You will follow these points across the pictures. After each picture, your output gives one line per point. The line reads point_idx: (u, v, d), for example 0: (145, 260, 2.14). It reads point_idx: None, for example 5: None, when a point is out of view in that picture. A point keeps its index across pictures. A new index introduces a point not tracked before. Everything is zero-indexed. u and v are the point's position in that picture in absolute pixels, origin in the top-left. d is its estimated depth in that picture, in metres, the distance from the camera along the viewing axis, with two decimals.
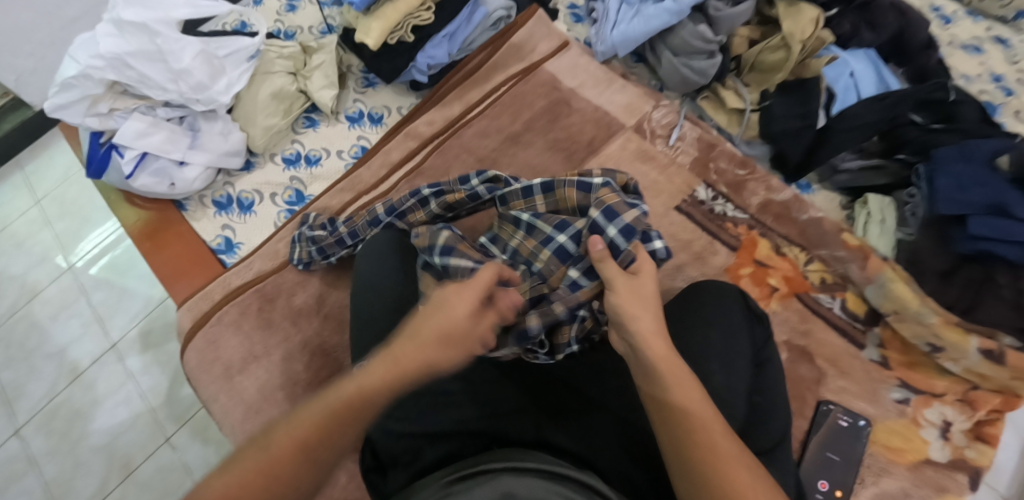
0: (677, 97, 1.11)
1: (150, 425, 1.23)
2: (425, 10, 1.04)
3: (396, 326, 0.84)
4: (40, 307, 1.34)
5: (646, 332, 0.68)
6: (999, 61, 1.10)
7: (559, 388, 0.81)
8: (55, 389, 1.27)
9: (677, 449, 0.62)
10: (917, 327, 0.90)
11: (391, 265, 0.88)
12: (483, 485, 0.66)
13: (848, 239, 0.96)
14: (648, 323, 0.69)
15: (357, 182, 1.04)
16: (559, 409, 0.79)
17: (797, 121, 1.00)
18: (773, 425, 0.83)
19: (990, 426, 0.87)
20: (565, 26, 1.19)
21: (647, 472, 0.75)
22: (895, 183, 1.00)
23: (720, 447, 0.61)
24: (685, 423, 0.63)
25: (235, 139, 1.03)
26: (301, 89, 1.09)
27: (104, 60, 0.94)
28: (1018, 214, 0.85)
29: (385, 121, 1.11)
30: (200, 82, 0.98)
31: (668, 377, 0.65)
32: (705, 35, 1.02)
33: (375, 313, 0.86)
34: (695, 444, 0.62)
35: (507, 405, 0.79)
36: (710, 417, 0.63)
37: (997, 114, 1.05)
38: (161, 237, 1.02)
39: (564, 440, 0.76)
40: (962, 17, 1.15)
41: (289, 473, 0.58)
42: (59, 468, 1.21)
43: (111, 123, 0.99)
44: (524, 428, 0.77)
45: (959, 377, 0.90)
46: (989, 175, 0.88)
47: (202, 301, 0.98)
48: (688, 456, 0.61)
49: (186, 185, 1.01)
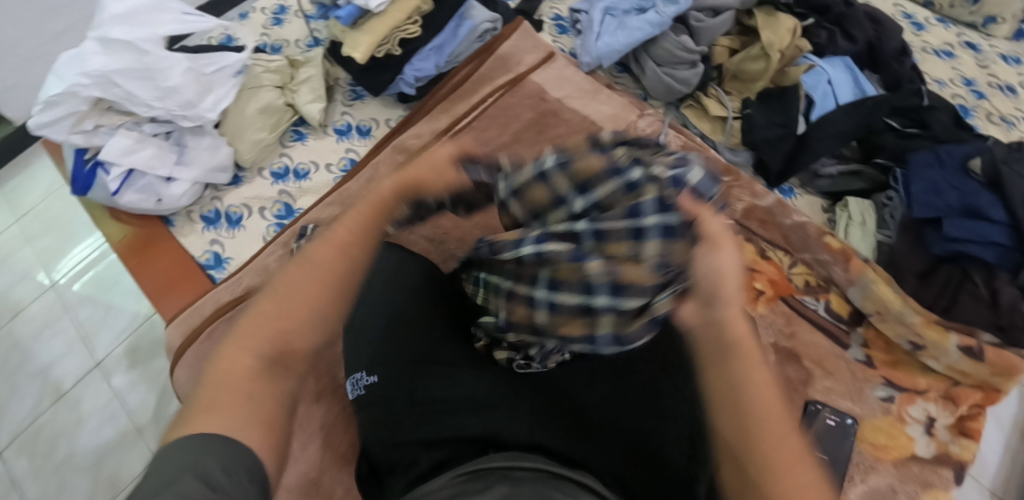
0: (660, 106, 1.13)
1: (137, 444, 1.22)
2: (412, 23, 1.05)
3: (389, 335, 0.86)
4: (22, 326, 1.31)
5: (733, 312, 0.64)
6: (970, 66, 1.13)
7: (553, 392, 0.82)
8: (38, 409, 1.25)
9: (730, 415, 0.61)
10: (898, 327, 0.92)
11: (386, 276, 0.91)
12: (490, 480, 0.67)
13: (831, 242, 0.98)
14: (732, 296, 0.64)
15: (347, 195, 1.04)
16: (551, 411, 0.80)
17: (778, 128, 1.03)
18: None
19: (973, 421, 0.90)
20: (550, 37, 1.21)
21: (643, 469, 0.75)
22: (873, 187, 1.03)
23: (768, 428, 0.59)
24: (741, 397, 0.61)
25: (224, 153, 1.03)
26: (289, 103, 1.09)
27: (91, 78, 0.93)
28: (992, 216, 0.89)
29: (373, 134, 1.12)
30: (188, 99, 0.98)
31: (733, 333, 0.64)
32: (688, 45, 1.05)
33: (371, 323, 0.88)
34: (745, 399, 0.61)
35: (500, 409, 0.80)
36: (772, 408, 0.60)
37: (969, 117, 1.08)
38: (147, 253, 1.01)
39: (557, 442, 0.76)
40: (934, 24, 1.19)
41: (272, 362, 0.61)
42: (42, 491, 1.19)
43: (96, 140, 0.98)
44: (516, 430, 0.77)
45: (941, 374, 0.92)
46: (963, 178, 0.92)
47: (193, 316, 0.97)
48: (740, 408, 0.61)
49: (173, 200, 1.01)
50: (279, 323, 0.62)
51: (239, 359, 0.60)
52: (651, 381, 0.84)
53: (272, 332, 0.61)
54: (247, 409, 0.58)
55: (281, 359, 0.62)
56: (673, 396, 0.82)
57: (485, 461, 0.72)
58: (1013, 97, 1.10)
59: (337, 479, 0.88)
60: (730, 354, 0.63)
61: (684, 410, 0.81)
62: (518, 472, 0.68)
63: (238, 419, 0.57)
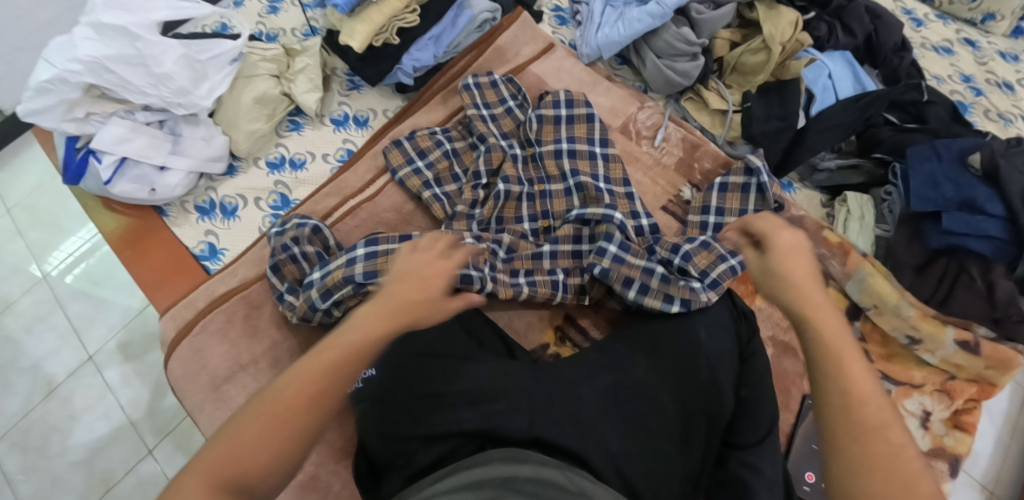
0: (660, 98, 1.13)
1: (131, 439, 1.21)
2: (411, 12, 1.03)
3: None
4: (13, 319, 1.29)
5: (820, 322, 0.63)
6: (968, 62, 1.14)
7: (553, 384, 0.81)
8: (30, 404, 1.23)
9: (836, 399, 0.58)
10: (895, 320, 0.93)
11: None
12: (493, 488, 0.65)
13: (829, 235, 0.97)
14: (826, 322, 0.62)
15: (344, 186, 1.03)
16: (549, 403, 0.78)
17: (777, 122, 1.03)
18: (759, 420, 0.84)
19: (967, 414, 0.91)
20: (550, 28, 1.20)
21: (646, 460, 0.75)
22: (871, 181, 1.04)
23: (867, 416, 0.56)
24: (853, 393, 0.57)
25: (219, 144, 1.01)
26: (284, 93, 1.07)
27: (82, 65, 0.92)
28: (990, 210, 0.89)
29: (371, 124, 1.11)
30: (182, 86, 0.96)
31: (820, 329, 0.62)
32: (688, 37, 1.04)
33: None
34: (850, 416, 0.56)
35: (499, 402, 0.78)
36: (867, 389, 0.58)
37: (968, 112, 1.09)
38: (143, 243, 0.99)
39: (558, 436, 0.75)
40: (933, 20, 1.19)
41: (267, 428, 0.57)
42: (35, 485, 1.17)
43: (88, 128, 0.96)
44: (515, 422, 0.76)
45: (936, 368, 0.93)
46: (960, 172, 0.92)
47: (186, 309, 0.95)
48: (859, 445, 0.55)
49: (167, 191, 0.99)
50: (262, 433, 0.57)
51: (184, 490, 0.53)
52: (655, 373, 0.83)
53: (224, 463, 0.55)
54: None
55: (243, 491, 0.55)
56: (674, 387, 0.82)
57: (489, 455, 0.72)
58: (1010, 94, 1.10)
59: (333, 473, 0.87)
60: (836, 351, 0.60)
61: (684, 398, 0.82)
62: (526, 475, 0.67)
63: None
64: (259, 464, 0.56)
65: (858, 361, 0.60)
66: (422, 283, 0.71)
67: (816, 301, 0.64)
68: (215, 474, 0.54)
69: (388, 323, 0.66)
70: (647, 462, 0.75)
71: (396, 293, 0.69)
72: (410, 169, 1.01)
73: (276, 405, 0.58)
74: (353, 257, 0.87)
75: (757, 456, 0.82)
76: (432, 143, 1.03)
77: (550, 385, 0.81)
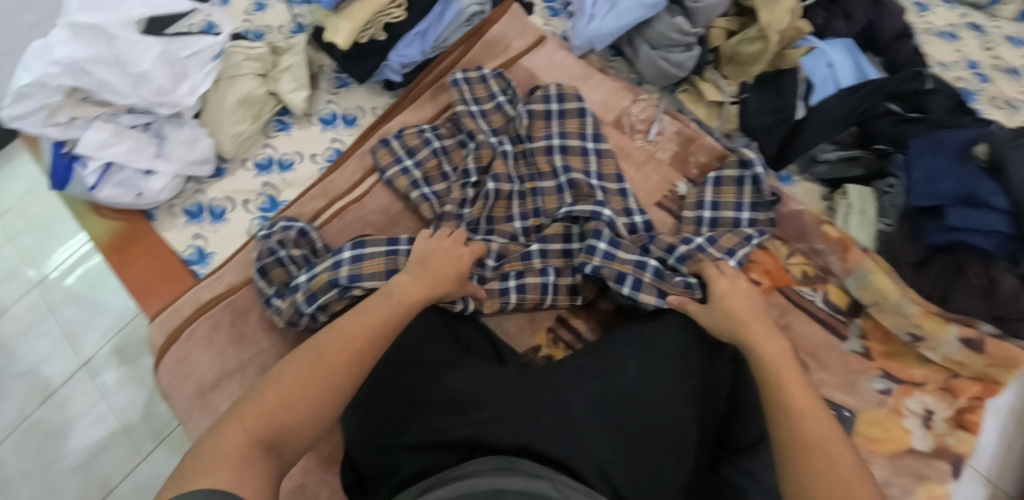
0: (655, 90, 1.10)
1: (127, 444, 1.21)
2: (396, 7, 1.01)
3: None
4: (8, 325, 1.30)
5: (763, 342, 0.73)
6: (974, 48, 1.10)
7: (543, 389, 0.80)
8: (26, 410, 1.24)
9: (781, 415, 0.65)
10: (896, 317, 0.90)
11: None
12: None
13: (829, 230, 0.95)
14: (757, 330, 0.75)
15: (330, 188, 1.02)
16: (537, 410, 0.77)
17: (772, 115, 0.99)
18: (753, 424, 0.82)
19: (970, 413, 0.89)
20: (541, 20, 1.17)
21: (636, 469, 0.74)
22: (872, 174, 1.00)
23: (806, 427, 0.63)
24: (793, 409, 0.65)
25: (203, 146, 0.99)
26: (270, 92, 1.06)
27: (59, 67, 0.89)
28: (994, 204, 0.85)
29: (360, 122, 1.09)
30: (162, 86, 0.95)
31: (762, 350, 0.72)
32: (682, 27, 1.01)
33: None
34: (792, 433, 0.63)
35: (488, 410, 0.77)
36: (805, 406, 0.64)
37: (973, 100, 1.05)
38: (130, 249, 0.99)
39: (545, 445, 0.74)
40: (937, 4, 1.15)
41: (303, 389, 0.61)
42: (34, 491, 1.18)
43: (73, 133, 0.95)
44: (502, 431, 0.75)
45: (938, 366, 0.90)
46: (961, 165, 0.88)
47: (172, 316, 0.94)
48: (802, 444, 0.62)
49: (153, 195, 0.98)
50: (308, 383, 0.61)
51: (230, 438, 0.56)
52: (647, 377, 0.81)
53: (270, 413, 0.59)
54: (239, 475, 0.53)
55: (281, 441, 0.58)
56: (667, 391, 0.80)
57: (476, 467, 0.70)
58: (1018, 79, 1.06)
59: (322, 481, 0.86)
60: (771, 374, 0.69)
61: (678, 403, 0.79)
62: (512, 487, 0.65)
63: (235, 472, 0.53)
64: (304, 419, 0.60)
65: (795, 379, 0.68)
66: (456, 260, 0.81)
67: (757, 332, 0.75)
68: (260, 424, 0.58)
69: (426, 290, 0.75)
70: (636, 471, 0.74)
71: (427, 264, 0.78)
72: (398, 168, 0.99)
73: (322, 360, 0.63)
74: (339, 260, 0.87)
75: (750, 459, 0.81)
76: (420, 141, 1.01)
77: (538, 392, 0.79)
